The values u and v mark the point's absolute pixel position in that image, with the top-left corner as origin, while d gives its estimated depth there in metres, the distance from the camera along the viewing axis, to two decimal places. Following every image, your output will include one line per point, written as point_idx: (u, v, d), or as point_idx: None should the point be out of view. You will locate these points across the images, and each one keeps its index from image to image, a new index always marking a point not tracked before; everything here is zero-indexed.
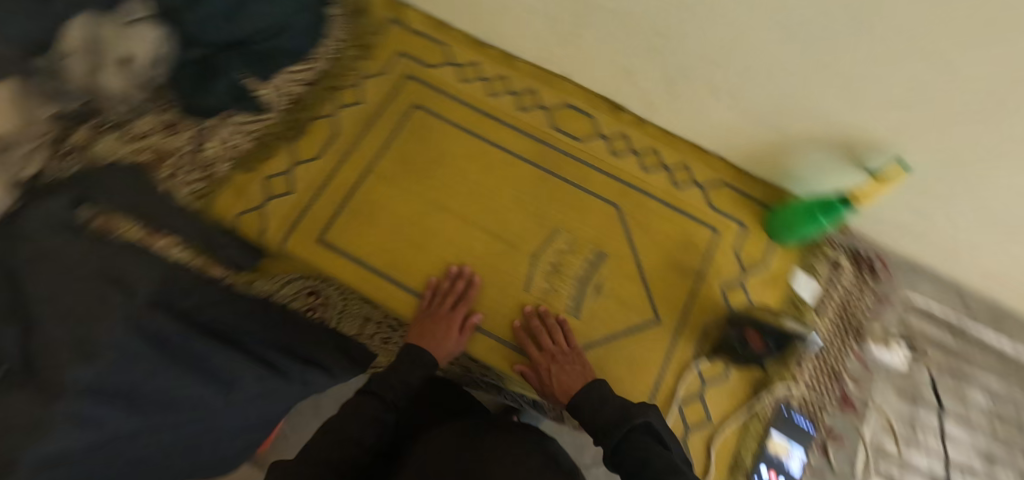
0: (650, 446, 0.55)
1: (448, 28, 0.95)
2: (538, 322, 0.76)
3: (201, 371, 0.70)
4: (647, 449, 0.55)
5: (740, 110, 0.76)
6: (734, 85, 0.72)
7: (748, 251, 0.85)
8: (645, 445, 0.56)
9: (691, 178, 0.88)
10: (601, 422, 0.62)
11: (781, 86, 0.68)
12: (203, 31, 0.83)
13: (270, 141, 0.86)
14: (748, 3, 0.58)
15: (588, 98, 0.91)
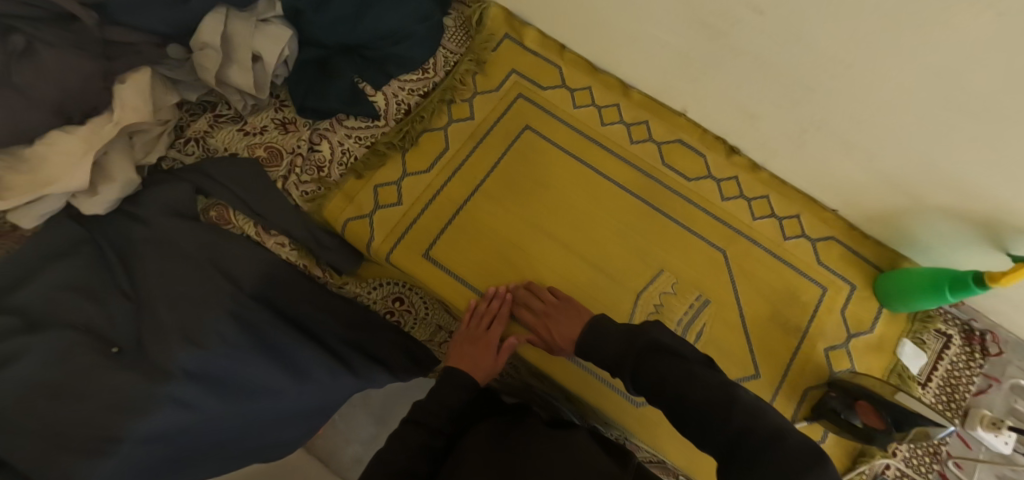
0: (661, 365, 0.58)
1: (564, 50, 0.93)
2: (524, 291, 0.79)
3: (276, 360, 0.78)
4: (660, 373, 0.58)
5: (873, 171, 0.73)
6: (875, 143, 0.69)
7: (854, 314, 0.83)
8: (658, 368, 0.58)
9: (801, 229, 0.86)
10: (612, 355, 0.65)
11: (930, 153, 0.64)
12: (329, 35, 0.84)
13: (383, 149, 0.87)
14: (918, 68, 0.54)
15: (702, 135, 0.89)
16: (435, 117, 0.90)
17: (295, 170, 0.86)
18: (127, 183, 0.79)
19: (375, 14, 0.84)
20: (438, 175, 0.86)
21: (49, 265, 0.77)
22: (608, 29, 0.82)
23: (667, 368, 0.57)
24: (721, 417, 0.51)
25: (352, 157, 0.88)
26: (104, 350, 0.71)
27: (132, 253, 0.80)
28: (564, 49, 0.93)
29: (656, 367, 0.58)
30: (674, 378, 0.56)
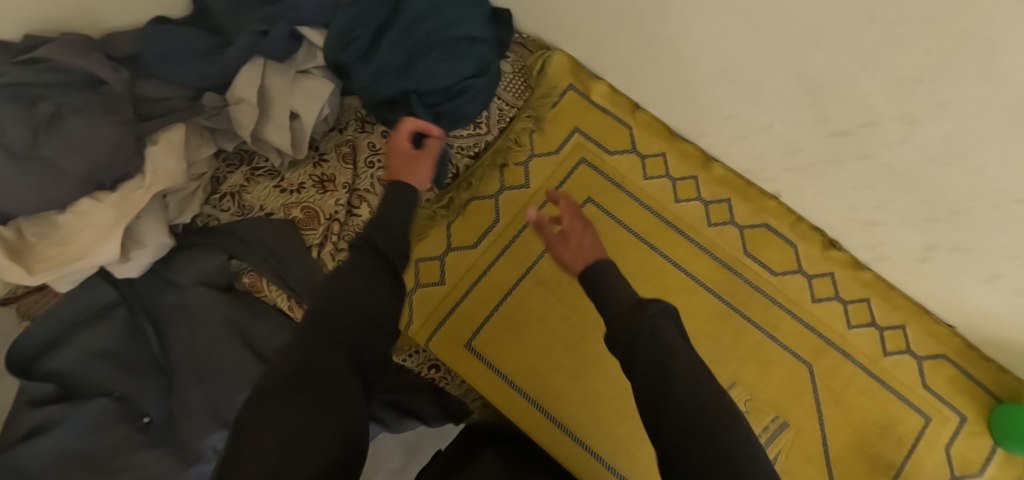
0: (670, 340, 0.42)
1: (636, 109, 0.82)
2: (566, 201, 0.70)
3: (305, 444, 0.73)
4: (666, 350, 0.41)
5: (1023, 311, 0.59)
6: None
7: (960, 453, 0.70)
8: (663, 345, 0.41)
9: (905, 344, 0.73)
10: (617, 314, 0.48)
11: None
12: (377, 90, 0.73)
13: (425, 218, 0.79)
14: None
15: (793, 223, 0.76)
16: (486, 184, 0.81)
17: (332, 237, 0.79)
18: (159, 247, 0.73)
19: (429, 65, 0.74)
20: (486, 253, 0.78)
21: (82, 328, 0.72)
22: (698, 97, 0.70)
23: (673, 354, 0.41)
24: (705, 446, 0.35)
25: None
26: (133, 423, 0.68)
27: (165, 320, 0.75)
28: (636, 108, 0.82)
29: (664, 340, 0.42)
30: (678, 376, 0.39)
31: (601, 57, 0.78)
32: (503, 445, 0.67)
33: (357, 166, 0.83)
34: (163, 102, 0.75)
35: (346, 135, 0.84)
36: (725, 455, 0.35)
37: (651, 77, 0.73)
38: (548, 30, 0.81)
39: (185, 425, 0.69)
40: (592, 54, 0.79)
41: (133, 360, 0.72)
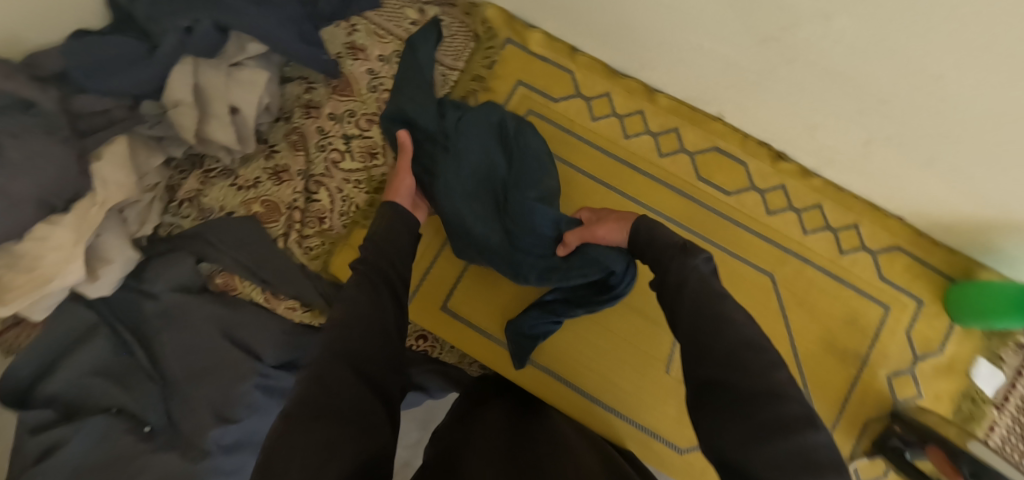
0: (715, 289, 0.47)
1: (576, 52, 0.81)
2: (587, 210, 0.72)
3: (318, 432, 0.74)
4: (710, 294, 0.46)
5: (966, 193, 0.62)
6: (955, 159, 0.58)
7: (920, 334, 0.74)
8: (708, 292, 0.46)
9: (860, 241, 0.76)
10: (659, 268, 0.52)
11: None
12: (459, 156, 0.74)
13: (386, 190, 0.80)
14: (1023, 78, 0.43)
15: (742, 142, 0.78)
16: None
17: (297, 224, 0.81)
18: (126, 261, 0.73)
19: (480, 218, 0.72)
20: None
21: (67, 349, 0.73)
22: (631, 30, 0.69)
23: (713, 305, 0.45)
24: (743, 374, 0.39)
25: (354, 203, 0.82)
26: (135, 431, 0.69)
27: (147, 330, 0.75)
28: (576, 52, 0.81)
29: (708, 284, 0.47)
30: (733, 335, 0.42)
31: (531, 5, 0.77)
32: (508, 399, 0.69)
33: (309, 151, 0.83)
34: (101, 115, 0.74)
35: (294, 123, 0.84)
36: (767, 388, 0.38)
37: (582, 16, 0.73)
38: None
39: (187, 425, 0.70)
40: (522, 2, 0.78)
41: (123, 374, 0.73)
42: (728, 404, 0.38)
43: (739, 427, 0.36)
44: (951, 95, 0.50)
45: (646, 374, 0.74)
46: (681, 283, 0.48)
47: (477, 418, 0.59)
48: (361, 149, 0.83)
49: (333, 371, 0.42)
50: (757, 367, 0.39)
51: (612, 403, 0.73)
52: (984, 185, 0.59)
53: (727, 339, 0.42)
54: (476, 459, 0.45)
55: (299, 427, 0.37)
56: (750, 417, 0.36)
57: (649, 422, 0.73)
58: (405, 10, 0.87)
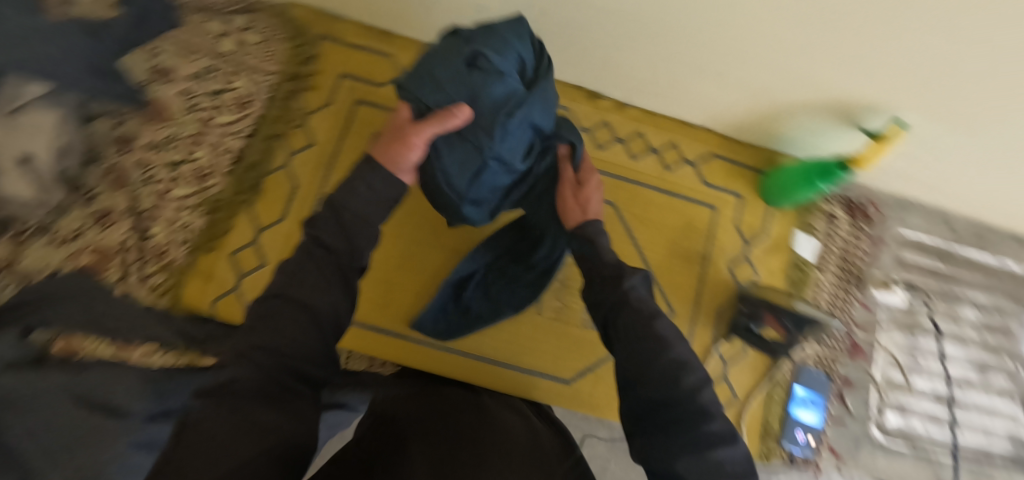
0: (655, 308, 0.51)
1: (389, 35, 0.83)
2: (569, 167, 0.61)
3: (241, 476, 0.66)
4: (649, 310, 0.50)
5: (747, 93, 0.71)
6: (724, 64, 0.66)
7: (747, 224, 0.84)
8: (649, 310, 0.50)
9: (680, 156, 0.84)
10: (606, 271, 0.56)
11: (782, 61, 0.63)
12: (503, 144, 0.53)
13: (224, 209, 0.77)
14: None
15: (561, 89, 0.83)
16: (272, 156, 0.79)
17: (133, 266, 0.74)
18: None
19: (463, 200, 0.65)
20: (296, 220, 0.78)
21: None
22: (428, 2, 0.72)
23: (656, 319, 0.50)
24: (680, 391, 0.45)
25: (195, 229, 0.77)
26: None
27: None
28: (389, 35, 0.83)
29: (644, 302, 0.51)
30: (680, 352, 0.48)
31: None
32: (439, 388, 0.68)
33: (134, 187, 0.77)
34: None
35: (109, 161, 0.77)
36: (697, 406, 0.44)
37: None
38: None
39: None
40: None
41: None
42: (666, 422, 0.44)
43: (675, 441, 0.43)
44: (691, 4, 0.57)
45: (519, 319, 0.77)
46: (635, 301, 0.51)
47: (424, 408, 0.59)
48: (191, 173, 0.78)
49: (267, 356, 0.39)
50: (685, 389, 0.45)
51: (495, 358, 0.76)
52: (759, 81, 0.68)
53: (661, 360, 0.46)
54: (419, 449, 0.49)
55: (223, 404, 0.35)
56: (690, 432, 0.43)
57: (533, 364, 0.76)
58: (207, 23, 0.83)
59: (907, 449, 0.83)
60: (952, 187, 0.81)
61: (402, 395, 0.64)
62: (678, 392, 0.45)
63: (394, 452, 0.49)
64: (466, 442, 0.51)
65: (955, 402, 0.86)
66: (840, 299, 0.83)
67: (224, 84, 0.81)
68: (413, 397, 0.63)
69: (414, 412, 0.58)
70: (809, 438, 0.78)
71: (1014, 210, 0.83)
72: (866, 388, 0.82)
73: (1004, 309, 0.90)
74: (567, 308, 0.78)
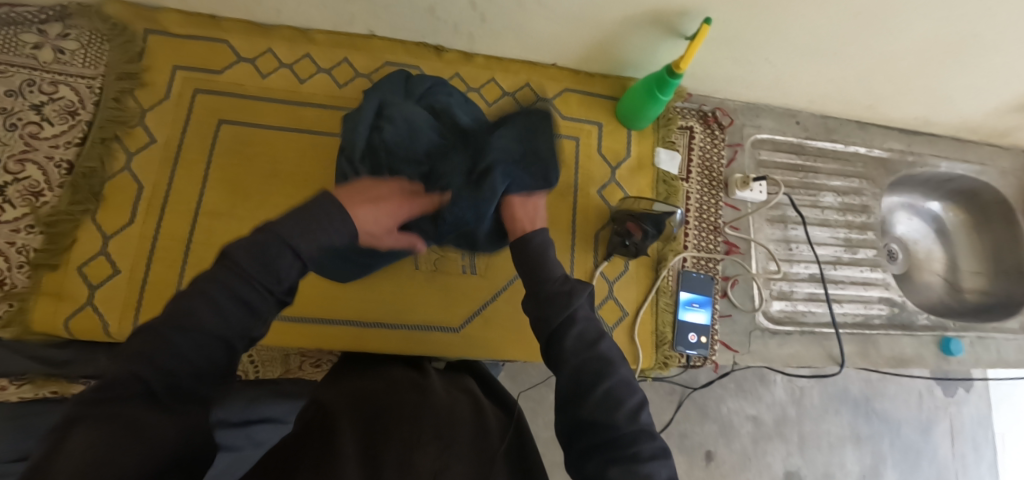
0: (601, 332, 0.52)
1: (219, 20, 0.81)
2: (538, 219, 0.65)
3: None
4: (596, 334, 0.52)
5: (571, 21, 0.74)
6: None
7: (610, 149, 0.87)
8: (596, 333, 0.52)
9: (535, 95, 0.86)
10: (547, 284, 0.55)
11: None
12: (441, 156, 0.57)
13: (64, 221, 0.72)
14: None
15: (405, 48, 0.83)
16: (110, 160, 0.75)
17: None
18: None
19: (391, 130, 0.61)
20: (146, 220, 0.74)
21: None
22: None
23: (596, 345, 0.51)
24: (621, 417, 0.47)
25: (34, 249, 0.72)
26: None
27: None
28: (219, 20, 0.81)
29: (595, 329, 0.52)
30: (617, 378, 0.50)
31: None
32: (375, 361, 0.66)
33: None
34: None
35: None
36: (637, 425, 0.47)
37: None
38: None
39: None
40: None
41: None
42: (600, 442, 0.46)
43: (610, 456, 0.45)
44: None
45: (399, 277, 0.77)
46: (594, 333, 0.52)
47: (368, 394, 0.54)
48: (21, 192, 0.73)
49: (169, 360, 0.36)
50: (626, 412, 0.47)
51: (380, 321, 0.75)
52: (574, 8, 0.71)
53: (610, 387, 0.48)
54: (350, 429, 0.46)
55: (113, 417, 0.33)
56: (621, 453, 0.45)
57: (419, 319, 0.76)
58: (23, 35, 0.78)
59: (793, 330, 0.88)
60: (784, 82, 0.87)
61: (340, 388, 0.57)
62: (618, 413, 0.47)
63: (319, 435, 0.45)
64: (390, 410, 0.49)
65: (829, 280, 0.92)
66: (708, 204, 0.88)
67: (48, 96, 0.77)
68: (355, 384, 0.58)
69: (353, 400, 0.52)
70: (700, 338, 0.81)
71: (842, 97, 0.91)
72: (746, 281, 0.87)
73: (860, 189, 0.98)
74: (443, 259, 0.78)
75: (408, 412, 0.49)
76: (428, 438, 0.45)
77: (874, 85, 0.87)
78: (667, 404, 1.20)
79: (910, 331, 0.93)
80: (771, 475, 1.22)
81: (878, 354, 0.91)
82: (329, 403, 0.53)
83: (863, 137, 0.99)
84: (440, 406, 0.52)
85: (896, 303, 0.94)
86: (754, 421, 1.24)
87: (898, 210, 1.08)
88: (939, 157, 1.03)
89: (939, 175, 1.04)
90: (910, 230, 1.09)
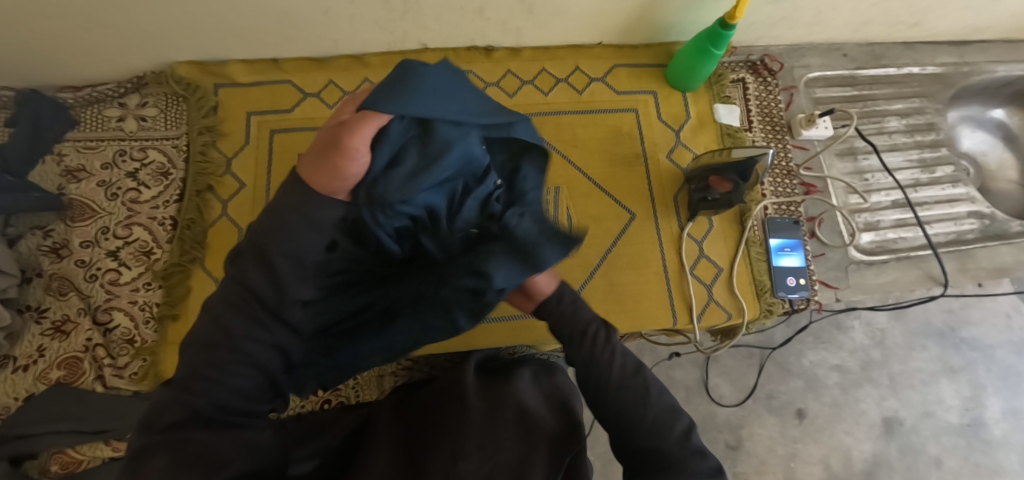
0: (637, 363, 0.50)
1: (282, 63, 0.86)
2: None
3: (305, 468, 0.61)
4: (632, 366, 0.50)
5: None
6: None
7: (669, 114, 0.88)
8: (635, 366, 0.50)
9: (586, 77, 0.89)
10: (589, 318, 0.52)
11: None
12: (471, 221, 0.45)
13: (176, 273, 0.76)
14: None
15: (455, 56, 0.87)
16: (207, 209, 0.80)
17: (105, 360, 0.74)
18: None
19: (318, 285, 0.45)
20: None
21: None
22: (299, 15, 0.74)
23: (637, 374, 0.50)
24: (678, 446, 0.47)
25: (155, 304, 0.77)
26: None
27: None
28: (281, 63, 0.86)
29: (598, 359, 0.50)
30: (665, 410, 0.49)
31: (211, 43, 0.80)
32: (412, 395, 0.66)
33: (81, 288, 0.77)
34: None
35: (48, 272, 0.77)
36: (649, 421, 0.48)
37: (254, 26, 0.77)
38: (143, 53, 0.80)
39: None
40: (199, 46, 0.80)
41: None
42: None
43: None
44: None
45: None
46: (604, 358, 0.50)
47: (414, 414, 0.60)
48: (133, 253, 0.78)
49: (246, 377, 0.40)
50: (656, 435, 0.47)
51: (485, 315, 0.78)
52: None
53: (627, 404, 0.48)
54: (387, 453, 0.52)
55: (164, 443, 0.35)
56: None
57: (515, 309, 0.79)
58: (107, 112, 0.84)
59: (888, 257, 0.87)
60: (827, 15, 0.87)
61: (391, 405, 0.63)
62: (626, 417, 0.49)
63: (368, 456, 0.52)
64: (438, 437, 0.53)
65: (914, 204, 0.90)
66: (778, 148, 0.88)
67: (139, 162, 0.82)
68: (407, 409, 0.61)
69: (403, 430, 0.56)
70: (799, 280, 0.81)
71: (888, 19, 0.90)
72: (832, 218, 0.86)
73: (922, 109, 0.97)
74: None
75: (448, 424, 0.54)
76: (470, 447, 0.49)
77: (922, 2, 0.86)
78: (747, 368, 1.14)
79: (1007, 239, 0.91)
80: (869, 423, 1.13)
81: (978, 267, 0.89)
82: (377, 416, 0.60)
83: (912, 57, 0.98)
84: (490, 405, 0.56)
85: (985, 215, 0.91)
86: (841, 370, 1.15)
87: (960, 124, 1.06)
88: (994, 62, 1.01)
89: (997, 81, 1.02)
90: (976, 142, 1.06)
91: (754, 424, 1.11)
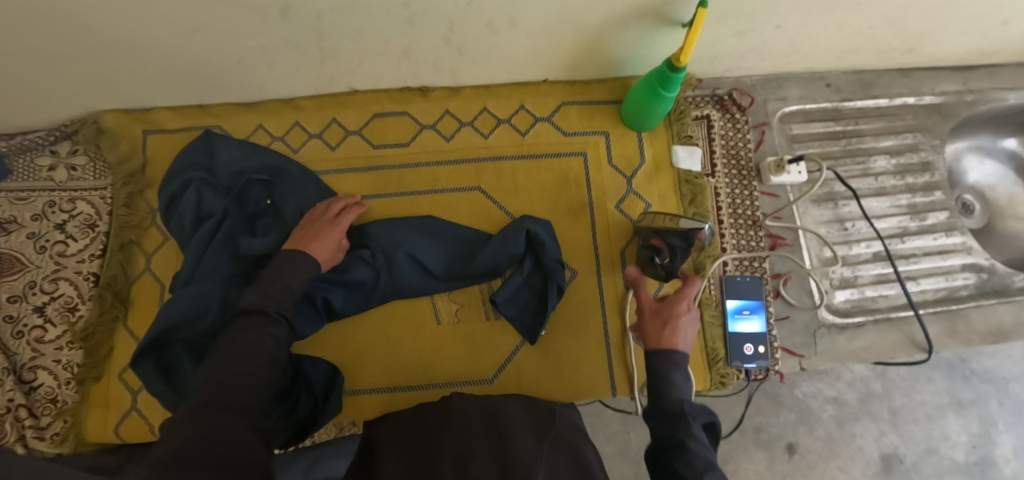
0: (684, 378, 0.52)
1: (208, 106, 0.82)
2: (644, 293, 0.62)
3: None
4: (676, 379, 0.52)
5: (552, 32, 0.68)
6: (508, 12, 0.61)
7: (622, 158, 0.81)
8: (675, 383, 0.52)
9: (531, 116, 0.82)
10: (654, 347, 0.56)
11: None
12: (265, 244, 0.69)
13: (98, 332, 0.75)
14: None
15: (389, 98, 0.82)
16: (130, 264, 0.78)
17: (26, 421, 0.72)
18: None
19: (144, 373, 0.65)
20: None
21: None
22: (212, 65, 0.70)
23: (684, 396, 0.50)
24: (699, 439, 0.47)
25: (77, 363, 0.75)
26: None
27: None
28: (207, 106, 0.82)
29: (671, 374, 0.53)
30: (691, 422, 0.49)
31: (132, 92, 0.77)
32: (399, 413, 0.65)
33: (8, 344, 0.75)
34: None
35: None
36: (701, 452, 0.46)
37: (169, 77, 0.73)
38: (65, 102, 0.77)
39: None
40: (121, 95, 0.77)
41: None
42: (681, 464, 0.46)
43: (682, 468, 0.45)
44: None
45: (420, 334, 0.74)
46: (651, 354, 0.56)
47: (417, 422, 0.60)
48: (59, 309, 0.77)
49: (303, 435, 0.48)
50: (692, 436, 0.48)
51: (408, 382, 0.73)
52: (552, 20, 0.64)
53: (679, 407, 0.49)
54: (394, 460, 0.52)
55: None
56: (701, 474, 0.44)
57: (449, 375, 0.73)
58: (37, 159, 0.81)
59: (864, 318, 0.78)
60: (806, 43, 0.76)
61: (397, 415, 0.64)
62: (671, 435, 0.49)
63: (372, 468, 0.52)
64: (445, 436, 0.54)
65: (896, 257, 0.81)
66: (743, 196, 0.80)
67: (67, 213, 0.80)
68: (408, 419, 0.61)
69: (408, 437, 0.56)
70: (758, 348, 0.73)
71: (877, 46, 0.79)
72: (801, 277, 0.78)
73: (915, 145, 0.86)
74: (421, 310, 0.75)
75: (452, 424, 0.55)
76: (479, 446, 0.50)
77: (918, 28, 0.74)
78: (736, 399, 1.01)
79: (1008, 297, 0.81)
80: (867, 460, 1.00)
81: (970, 330, 0.79)
82: (378, 433, 0.60)
83: (908, 85, 0.87)
84: (481, 404, 0.60)
85: (983, 268, 0.82)
86: (836, 402, 1.02)
87: (965, 156, 0.94)
88: (1005, 90, 0.89)
89: (1009, 110, 0.90)
90: (983, 175, 0.94)
91: (741, 458, 0.99)
